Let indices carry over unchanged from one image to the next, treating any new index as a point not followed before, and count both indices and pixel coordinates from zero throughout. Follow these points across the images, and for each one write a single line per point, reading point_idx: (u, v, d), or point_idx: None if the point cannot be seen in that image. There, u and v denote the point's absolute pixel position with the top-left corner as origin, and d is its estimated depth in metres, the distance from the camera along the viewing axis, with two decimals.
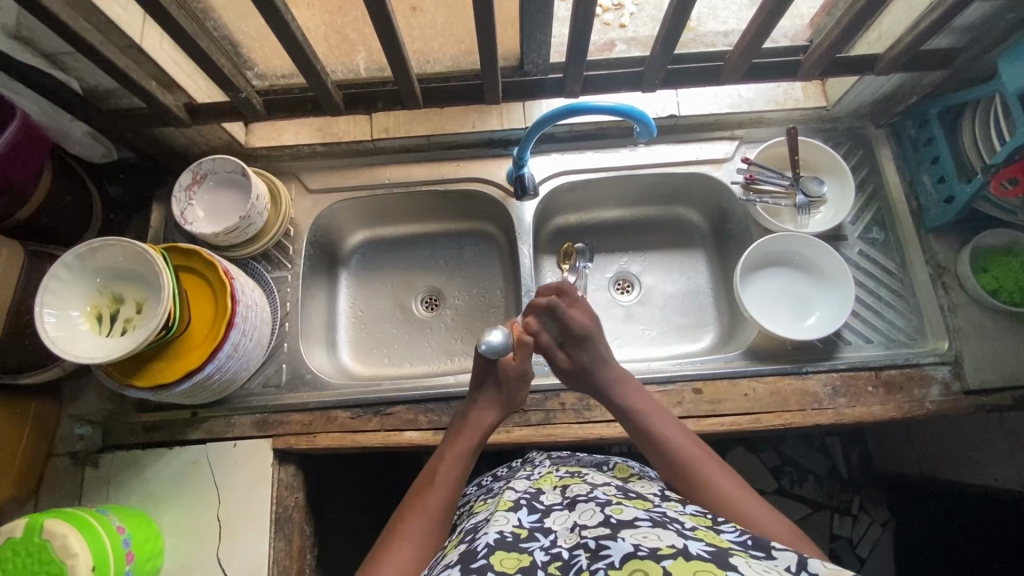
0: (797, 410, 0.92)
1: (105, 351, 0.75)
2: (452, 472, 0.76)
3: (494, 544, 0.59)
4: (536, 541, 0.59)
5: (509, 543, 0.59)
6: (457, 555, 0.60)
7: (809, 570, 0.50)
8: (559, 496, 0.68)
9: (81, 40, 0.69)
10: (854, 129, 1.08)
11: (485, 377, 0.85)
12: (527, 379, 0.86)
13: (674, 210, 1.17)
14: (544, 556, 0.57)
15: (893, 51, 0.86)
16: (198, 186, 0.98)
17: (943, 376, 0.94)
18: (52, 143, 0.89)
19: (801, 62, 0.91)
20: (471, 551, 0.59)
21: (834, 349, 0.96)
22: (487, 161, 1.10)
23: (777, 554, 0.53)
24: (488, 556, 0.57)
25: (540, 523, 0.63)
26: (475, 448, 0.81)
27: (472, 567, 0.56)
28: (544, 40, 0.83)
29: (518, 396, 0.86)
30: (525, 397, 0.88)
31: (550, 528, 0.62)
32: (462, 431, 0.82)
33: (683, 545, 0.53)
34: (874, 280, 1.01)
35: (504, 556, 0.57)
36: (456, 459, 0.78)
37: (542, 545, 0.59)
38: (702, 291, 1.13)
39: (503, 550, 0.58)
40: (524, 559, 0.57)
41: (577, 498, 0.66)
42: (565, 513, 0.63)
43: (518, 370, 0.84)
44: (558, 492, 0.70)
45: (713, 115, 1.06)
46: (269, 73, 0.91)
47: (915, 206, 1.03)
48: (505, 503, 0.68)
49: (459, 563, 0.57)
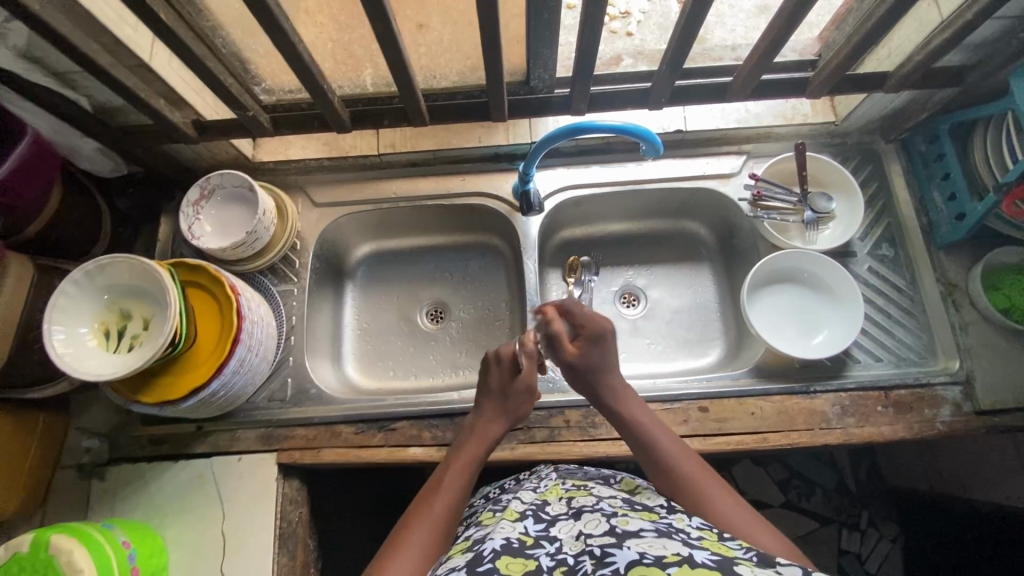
0: (805, 429, 0.91)
1: (113, 368, 0.75)
2: (459, 478, 0.76)
3: (499, 550, 0.58)
4: (542, 547, 0.59)
5: (514, 548, 0.58)
6: (463, 560, 0.59)
7: None
8: (565, 506, 0.68)
9: (91, 61, 0.70)
10: (864, 144, 1.07)
11: (490, 393, 0.87)
12: (533, 392, 0.87)
13: (681, 224, 1.16)
14: (549, 561, 0.56)
15: (903, 69, 0.86)
16: (205, 201, 0.98)
17: (953, 397, 0.92)
18: (63, 159, 0.90)
19: (810, 79, 0.90)
20: (477, 555, 0.58)
21: (843, 366, 0.95)
22: (493, 176, 1.10)
23: (781, 569, 0.50)
24: (494, 561, 0.56)
25: (546, 531, 0.63)
26: (484, 458, 0.81)
27: (477, 570, 0.55)
28: (550, 55, 0.83)
29: (523, 410, 0.87)
30: (531, 410, 0.88)
31: (555, 536, 0.61)
32: (468, 441, 0.83)
33: (688, 553, 0.52)
34: (883, 296, 0.99)
35: (510, 560, 0.56)
36: (463, 464, 0.79)
37: (547, 551, 0.58)
38: (708, 306, 1.12)
39: (509, 555, 0.57)
40: (529, 564, 0.56)
41: (582, 508, 0.66)
42: (571, 522, 0.63)
43: (526, 386, 0.86)
44: (563, 502, 0.70)
45: (720, 131, 1.05)
46: (276, 89, 0.91)
47: (925, 223, 1.02)
48: (511, 514, 0.68)
49: (465, 566, 0.57)
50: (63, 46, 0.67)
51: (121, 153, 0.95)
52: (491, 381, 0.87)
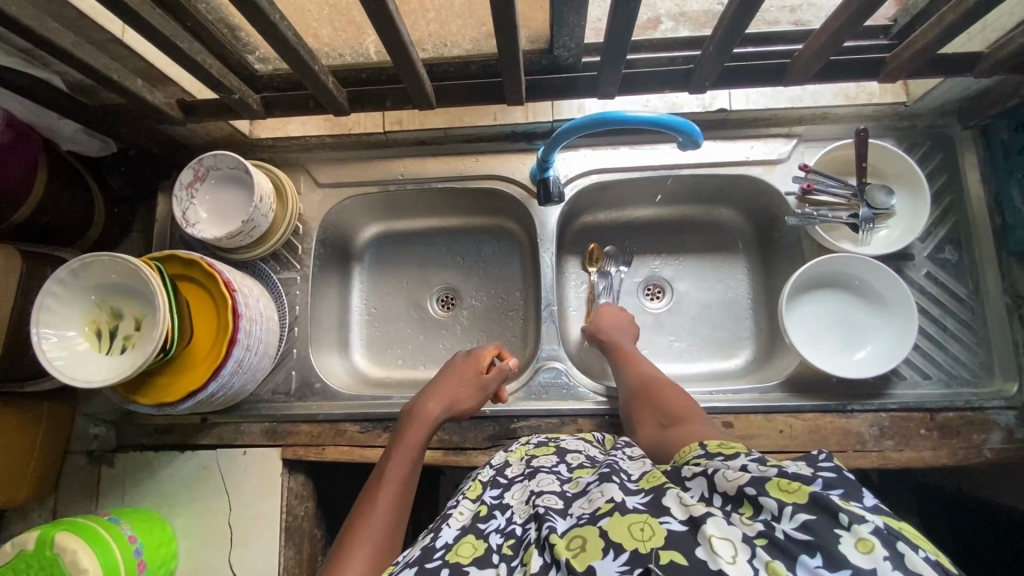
0: (837, 451, 0.84)
1: (106, 373, 0.72)
2: (403, 466, 0.73)
3: (452, 540, 0.54)
4: (494, 520, 0.56)
5: (467, 526, 0.56)
6: (416, 551, 0.55)
7: (717, 491, 0.49)
8: (524, 467, 0.65)
9: (49, 42, 0.61)
10: (936, 128, 0.93)
11: (447, 374, 0.86)
12: (486, 394, 0.86)
13: (714, 211, 1.06)
14: (498, 538, 0.53)
15: (1003, 50, 0.71)
16: (200, 184, 0.91)
17: (1006, 423, 0.84)
18: (45, 140, 0.83)
19: (886, 60, 0.76)
20: (428, 549, 0.54)
21: (886, 385, 0.87)
22: (510, 157, 1.00)
23: (691, 483, 0.52)
24: (443, 554, 0.53)
25: (501, 498, 0.60)
26: (426, 443, 0.78)
27: (426, 568, 0.51)
28: (577, 22, 0.70)
29: (469, 407, 0.85)
30: (474, 410, 0.86)
31: (508, 504, 0.58)
32: (409, 425, 0.79)
33: (621, 498, 0.50)
34: (941, 307, 0.89)
35: (460, 547, 0.53)
36: (406, 451, 0.75)
37: (498, 526, 0.55)
38: (740, 302, 1.03)
39: (462, 538, 0.54)
40: (480, 546, 0.53)
41: (539, 467, 0.63)
42: (523, 485, 0.60)
43: (484, 388, 0.86)
44: (523, 462, 0.66)
45: (769, 111, 0.92)
46: (270, 57, 0.79)
47: (999, 224, 0.89)
48: (477, 487, 0.63)
49: (415, 560, 0.52)
50: (15, 27, 0.59)
51: (107, 133, 0.88)
52: (453, 367, 0.87)
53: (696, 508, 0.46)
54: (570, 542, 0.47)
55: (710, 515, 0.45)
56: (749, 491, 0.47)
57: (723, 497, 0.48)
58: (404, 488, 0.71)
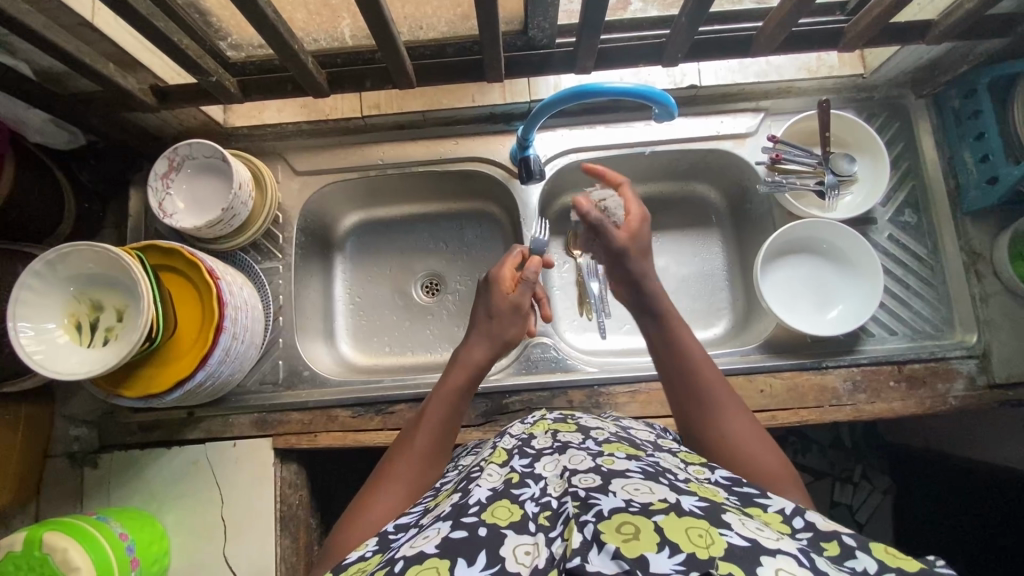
0: (814, 406, 0.89)
1: (86, 366, 0.70)
2: (444, 407, 0.71)
3: (486, 500, 0.52)
4: (528, 488, 0.53)
5: (502, 491, 0.53)
6: (448, 508, 0.53)
7: (803, 516, 0.49)
8: (551, 440, 0.63)
9: (17, 22, 0.60)
10: (892, 98, 0.99)
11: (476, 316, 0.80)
12: (524, 314, 0.80)
13: (689, 186, 1.09)
14: (533, 506, 0.51)
15: (949, 18, 0.77)
16: (175, 173, 0.89)
17: (968, 370, 0.90)
18: (9, 131, 0.81)
19: (844, 31, 0.80)
20: (461, 506, 0.52)
21: (857, 341, 0.92)
22: (489, 138, 1.01)
23: (772, 498, 0.53)
24: (479, 510, 0.51)
25: (531, 467, 0.58)
26: (470, 384, 0.75)
27: (462, 522, 0.50)
28: (552, 1, 0.72)
29: (511, 332, 0.79)
30: (521, 337, 0.81)
31: (540, 474, 0.56)
32: (452, 369, 0.76)
33: (675, 499, 0.48)
34: (903, 267, 0.94)
35: (496, 509, 0.51)
36: (447, 391, 0.73)
37: (532, 494, 0.53)
38: (716, 274, 1.07)
39: (496, 501, 0.52)
40: (516, 511, 0.51)
41: (568, 444, 0.61)
42: (556, 458, 0.58)
43: (514, 303, 0.79)
44: (549, 435, 0.65)
45: (736, 86, 0.96)
46: (243, 44, 0.79)
47: (953, 185, 0.95)
48: (499, 455, 0.62)
49: (450, 516, 0.51)
50: None
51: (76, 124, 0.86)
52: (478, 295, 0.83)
53: (767, 540, 0.44)
54: (620, 527, 0.44)
55: (780, 551, 0.43)
56: (847, 542, 0.46)
57: (808, 523, 0.48)
58: (440, 430, 0.70)
